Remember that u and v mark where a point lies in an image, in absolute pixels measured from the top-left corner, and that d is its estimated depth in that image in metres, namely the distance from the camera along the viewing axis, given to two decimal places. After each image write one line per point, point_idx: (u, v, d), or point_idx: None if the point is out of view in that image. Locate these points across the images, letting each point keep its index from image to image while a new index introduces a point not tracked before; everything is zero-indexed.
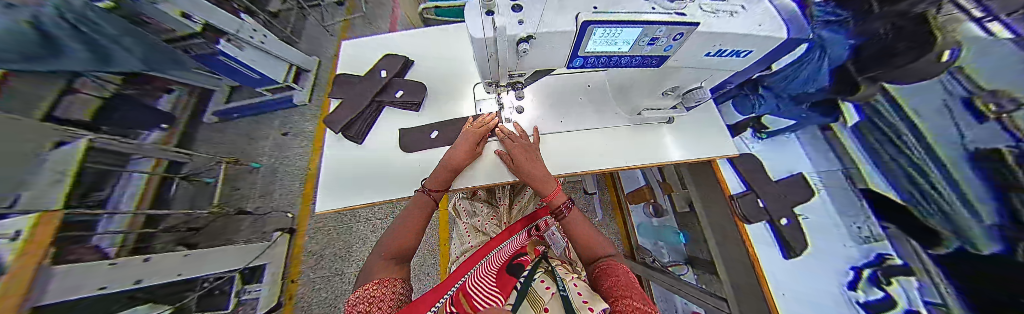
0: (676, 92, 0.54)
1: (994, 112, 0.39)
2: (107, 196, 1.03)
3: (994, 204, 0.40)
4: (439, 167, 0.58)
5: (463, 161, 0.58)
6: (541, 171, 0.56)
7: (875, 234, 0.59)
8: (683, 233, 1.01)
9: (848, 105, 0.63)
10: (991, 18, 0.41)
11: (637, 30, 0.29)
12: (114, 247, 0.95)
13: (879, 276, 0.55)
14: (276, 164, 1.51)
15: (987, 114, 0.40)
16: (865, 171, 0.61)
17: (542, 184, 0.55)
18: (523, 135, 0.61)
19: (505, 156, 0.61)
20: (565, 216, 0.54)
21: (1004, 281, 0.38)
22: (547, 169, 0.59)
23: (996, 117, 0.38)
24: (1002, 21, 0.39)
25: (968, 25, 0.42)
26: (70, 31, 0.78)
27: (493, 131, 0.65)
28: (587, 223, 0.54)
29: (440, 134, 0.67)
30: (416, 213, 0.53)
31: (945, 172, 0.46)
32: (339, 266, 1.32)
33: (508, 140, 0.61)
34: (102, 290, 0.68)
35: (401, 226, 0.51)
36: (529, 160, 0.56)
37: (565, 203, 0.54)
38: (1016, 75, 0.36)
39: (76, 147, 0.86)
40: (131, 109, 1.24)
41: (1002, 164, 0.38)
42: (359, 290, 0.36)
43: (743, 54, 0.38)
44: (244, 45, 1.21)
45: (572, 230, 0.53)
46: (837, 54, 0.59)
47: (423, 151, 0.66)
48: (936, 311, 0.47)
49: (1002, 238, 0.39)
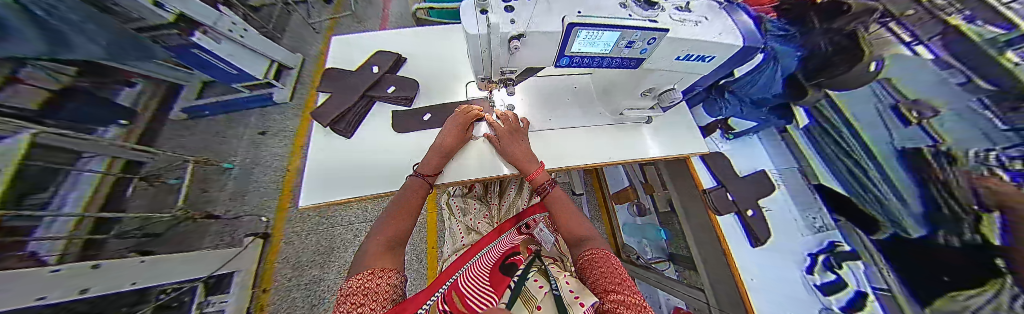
0: (653, 93, 0.59)
1: (916, 118, 0.48)
2: (53, 197, 0.90)
3: (919, 192, 0.49)
4: (432, 151, 0.58)
5: (454, 145, 0.59)
6: (525, 151, 0.59)
7: (827, 224, 0.69)
8: (663, 230, 1.12)
9: (800, 109, 0.73)
10: (917, 42, 0.50)
11: (616, 34, 0.32)
12: (53, 254, 0.79)
13: (832, 261, 0.64)
14: (251, 165, 1.43)
15: (911, 120, 0.49)
16: (817, 168, 0.72)
17: (524, 162, 0.57)
18: (512, 118, 0.62)
19: (491, 137, 0.63)
20: (549, 192, 0.56)
21: (931, 257, 0.48)
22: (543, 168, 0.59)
23: (918, 122, 0.48)
24: (925, 45, 0.48)
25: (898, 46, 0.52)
26: (25, 16, 0.72)
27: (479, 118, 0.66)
28: (569, 201, 0.56)
29: (433, 116, 0.69)
30: (412, 195, 0.52)
31: (878, 165, 0.57)
32: (318, 273, 1.24)
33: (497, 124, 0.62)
34: (39, 301, 0.59)
35: (399, 207, 0.50)
36: (516, 142, 0.60)
37: (547, 180, 0.57)
38: (942, 88, 0.45)
39: (18, 141, 0.79)
40: (83, 104, 1.10)
41: (924, 162, 0.47)
42: (351, 280, 0.33)
43: (708, 60, 0.43)
44: (220, 38, 1.16)
45: (566, 219, 0.53)
46: (788, 64, 0.69)
47: (420, 131, 0.67)
48: (883, 296, 0.55)
49: (926, 221, 0.49)
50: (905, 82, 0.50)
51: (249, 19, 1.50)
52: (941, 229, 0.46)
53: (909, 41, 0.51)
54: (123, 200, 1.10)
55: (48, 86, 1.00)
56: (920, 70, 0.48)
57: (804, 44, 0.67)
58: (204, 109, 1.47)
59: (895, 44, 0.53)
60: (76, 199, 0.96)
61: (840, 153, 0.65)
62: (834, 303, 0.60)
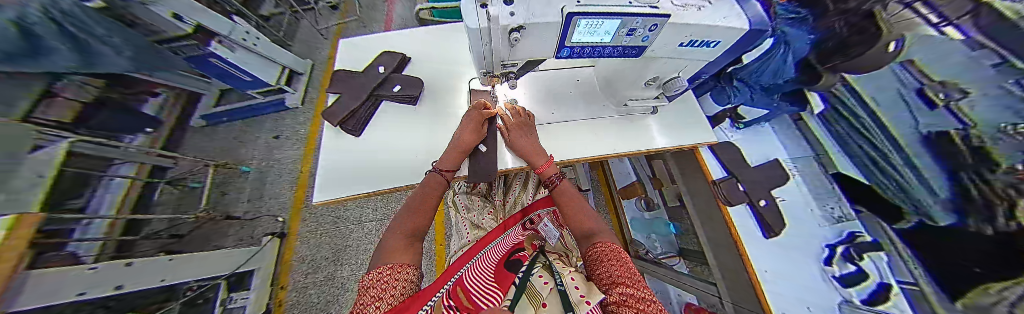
0: (657, 82, 0.58)
1: (942, 100, 0.46)
2: (86, 202, 0.99)
3: (944, 177, 0.47)
4: (452, 148, 0.58)
5: (472, 143, 0.59)
6: (534, 145, 0.60)
7: (846, 215, 0.66)
8: (673, 224, 1.07)
9: (814, 95, 0.71)
10: (946, 23, 0.46)
11: (617, 22, 0.32)
12: (90, 254, 0.86)
13: (852, 253, 0.61)
14: (266, 168, 1.49)
15: (937, 103, 0.47)
16: (834, 156, 0.69)
17: (534, 156, 0.58)
18: (521, 113, 0.64)
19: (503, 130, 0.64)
20: (556, 186, 0.57)
21: (959, 248, 0.46)
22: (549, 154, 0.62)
23: (945, 104, 0.46)
24: (954, 25, 0.45)
25: (925, 27, 0.48)
26: (58, 33, 0.79)
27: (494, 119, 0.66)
28: (578, 194, 0.57)
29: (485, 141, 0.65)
30: (430, 191, 0.53)
31: (903, 152, 0.53)
32: (332, 270, 1.28)
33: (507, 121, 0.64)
34: (77, 297, 0.65)
35: (416, 204, 0.51)
36: (523, 132, 0.62)
37: (556, 174, 0.57)
38: (960, 70, 0.43)
39: (56, 150, 0.84)
40: (112, 115, 1.17)
41: (953, 147, 0.45)
42: (371, 273, 0.34)
43: (713, 45, 0.42)
44: (235, 47, 1.20)
45: (571, 217, 0.53)
46: (800, 48, 0.63)
47: (431, 147, 0.66)
48: (908, 289, 0.52)
49: (956, 209, 0.46)
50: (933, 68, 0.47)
51: (261, 27, 1.57)
52: (972, 219, 0.44)
53: (937, 22, 0.47)
54: (149, 205, 1.18)
55: (81, 97, 1.08)
56: (947, 54, 0.45)
57: (818, 26, 0.60)
58: (223, 116, 1.54)
59: (922, 26, 0.49)
60: (109, 204, 1.05)
61: (859, 138, 0.63)
62: (854, 294, 0.58)
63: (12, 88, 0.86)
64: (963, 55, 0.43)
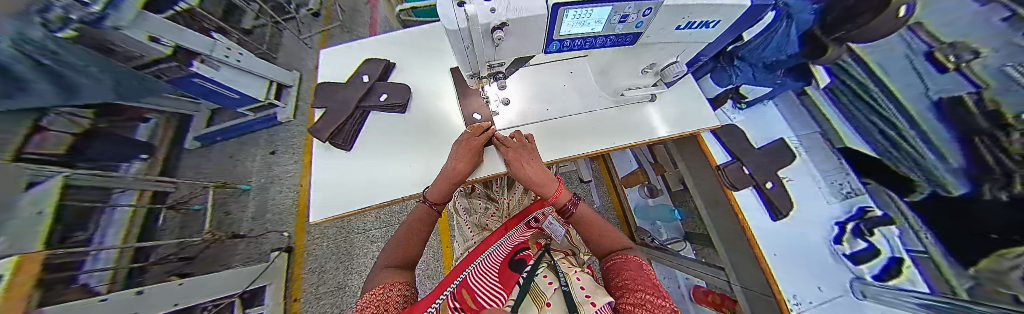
0: (654, 69, 0.56)
1: (954, 63, 0.43)
2: (92, 235, 0.98)
3: (957, 145, 0.45)
4: (442, 178, 0.54)
5: (466, 171, 0.55)
6: (541, 172, 0.52)
7: (856, 189, 0.66)
8: (677, 210, 1.07)
9: (821, 69, 0.69)
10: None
11: (607, 8, 0.30)
12: (101, 285, 0.87)
13: (861, 228, 0.61)
14: (266, 184, 1.48)
15: (948, 66, 0.44)
16: (841, 131, 0.68)
17: (543, 184, 0.51)
18: (523, 139, 0.59)
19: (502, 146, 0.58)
20: (572, 211, 0.51)
21: (972, 215, 0.45)
22: (533, 141, 0.62)
23: (956, 68, 0.43)
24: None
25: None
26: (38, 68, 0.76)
27: (491, 140, 0.63)
28: (597, 214, 0.52)
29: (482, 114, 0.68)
30: (415, 223, 0.51)
31: (911, 121, 0.52)
32: (343, 281, 1.30)
33: (505, 146, 0.57)
34: None
35: (405, 231, 0.49)
36: (527, 161, 0.54)
37: (571, 199, 0.51)
38: (975, 29, 0.40)
39: (53, 186, 0.83)
40: (109, 144, 1.17)
41: (965, 113, 0.43)
42: (366, 296, 0.33)
43: (712, 25, 0.40)
44: (219, 65, 1.18)
45: (587, 232, 0.48)
46: (803, 19, 0.58)
47: (423, 156, 0.64)
48: (919, 257, 0.53)
49: (969, 178, 0.45)
50: (942, 28, 0.44)
51: (243, 42, 1.52)
52: (986, 186, 0.42)
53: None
54: (154, 230, 1.18)
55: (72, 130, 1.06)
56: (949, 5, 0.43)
57: None
58: (217, 136, 1.53)
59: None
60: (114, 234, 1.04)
61: (868, 110, 0.61)
62: (866, 272, 0.58)
63: (6, 124, 0.85)
64: (972, 12, 0.40)
